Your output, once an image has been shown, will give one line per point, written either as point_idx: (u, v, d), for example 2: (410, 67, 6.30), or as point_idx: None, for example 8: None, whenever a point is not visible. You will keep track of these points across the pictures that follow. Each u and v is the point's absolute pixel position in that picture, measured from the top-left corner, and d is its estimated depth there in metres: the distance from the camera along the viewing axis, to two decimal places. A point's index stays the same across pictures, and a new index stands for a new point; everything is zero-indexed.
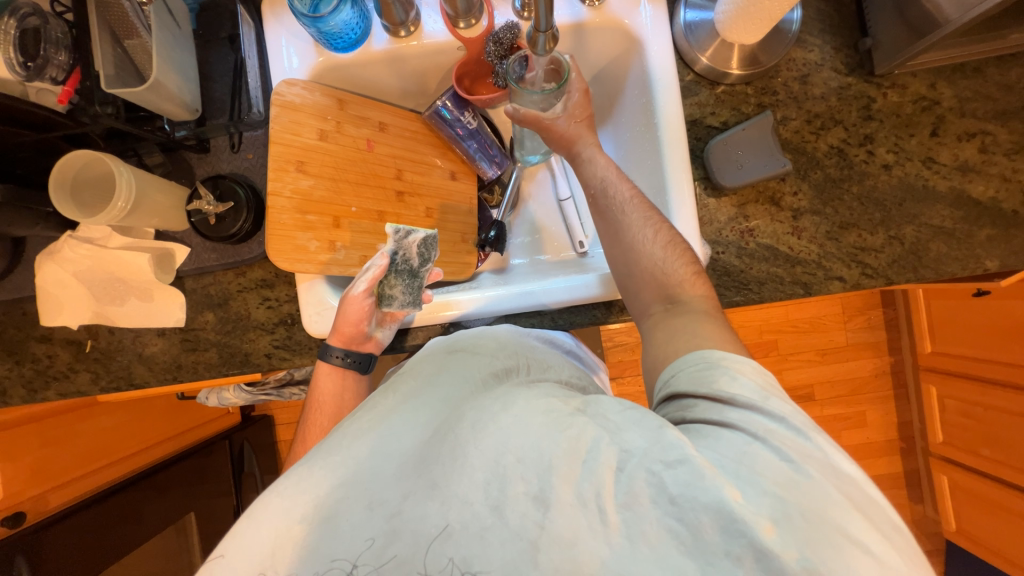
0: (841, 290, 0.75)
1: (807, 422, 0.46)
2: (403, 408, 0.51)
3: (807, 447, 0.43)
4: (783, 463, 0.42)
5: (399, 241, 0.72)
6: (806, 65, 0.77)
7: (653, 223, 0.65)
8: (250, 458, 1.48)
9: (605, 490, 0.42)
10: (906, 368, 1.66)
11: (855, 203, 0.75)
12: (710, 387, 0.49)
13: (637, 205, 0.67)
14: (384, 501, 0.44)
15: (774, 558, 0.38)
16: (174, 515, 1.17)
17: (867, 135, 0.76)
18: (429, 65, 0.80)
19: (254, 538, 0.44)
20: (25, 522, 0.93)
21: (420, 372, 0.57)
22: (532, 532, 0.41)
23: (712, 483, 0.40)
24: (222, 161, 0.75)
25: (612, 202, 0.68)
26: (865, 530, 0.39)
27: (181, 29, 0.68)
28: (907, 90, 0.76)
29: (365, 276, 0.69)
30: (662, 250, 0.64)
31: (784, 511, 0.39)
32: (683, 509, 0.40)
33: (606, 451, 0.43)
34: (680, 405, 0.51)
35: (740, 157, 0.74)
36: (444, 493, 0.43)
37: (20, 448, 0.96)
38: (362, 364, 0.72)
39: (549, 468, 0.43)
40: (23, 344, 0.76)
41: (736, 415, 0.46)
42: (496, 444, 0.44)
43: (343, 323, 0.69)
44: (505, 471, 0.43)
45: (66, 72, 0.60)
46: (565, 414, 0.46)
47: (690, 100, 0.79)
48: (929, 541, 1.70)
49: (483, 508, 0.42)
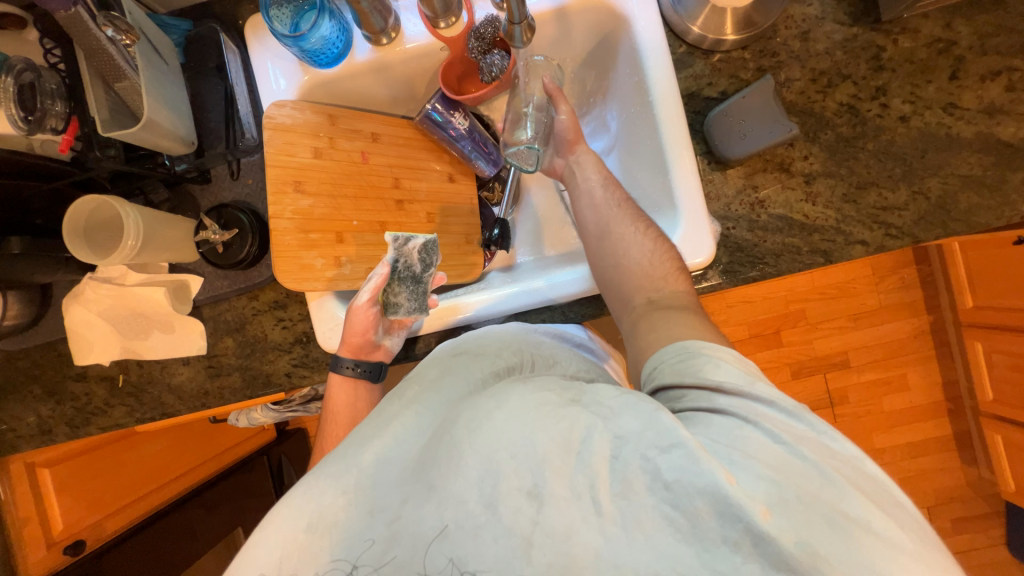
0: (865, 254, 0.71)
1: (795, 404, 0.45)
2: (405, 413, 0.52)
3: (797, 429, 0.43)
4: (774, 444, 0.42)
5: (399, 248, 0.71)
6: (807, 20, 0.73)
7: (642, 220, 0.67)
8: (289, 471, 1.52)
9: (599, 481, 0.41)
10: (947, 326, 1.58)
11: (873, 160, 0.71)
12: (695, 376, 0.48)
13: (621, 202, 0.70)
14: (385, 507, 0.45)
15: (771, 541, 0.37)
16: (221, 532, 1.22)
17: (879, 87, 0.71)
18: (415, 70, 0.80)
19: (264, 549, 0.45)
20: (87, 548, 1.00)
21: (425, 376, 0.57)
22: (526, 528, 0.41)
23: (707, 467, 0.39)
24: (224, 190, 0.77)
25: (601, 201, 0.70)
26: (865, 506, 0.39)
27: (169, 65, 0.68)
28: (920, 34, 0.71)
29: (367, 286, 0.69)
30: (648, 244, 0.65)
31: (779, 496, 0.39)
32: (678, 495, 0.39)
33: (600, 441, 0.43)
34: (668, 397, 0.49)
35: (744, 126, 0.70)
36: (441, 495, 0.44)
37: (71, 480, 1.03)
38: (373, 373, 0.73)
39: (542, 462, 0.43)
40: (61, 384, 0.80)
41: (725, 402, 0.45)
42: (490, 441, 0.44)
43: (351, 333, 0.70)
44: (498, 466, 0.43)
45: (65, 121, 0.62)
46: (558, 406, 0.45)
47: (685, 73, 0.76)
48: (987, 504, 1.61)
49: (478, 507, 0.42)
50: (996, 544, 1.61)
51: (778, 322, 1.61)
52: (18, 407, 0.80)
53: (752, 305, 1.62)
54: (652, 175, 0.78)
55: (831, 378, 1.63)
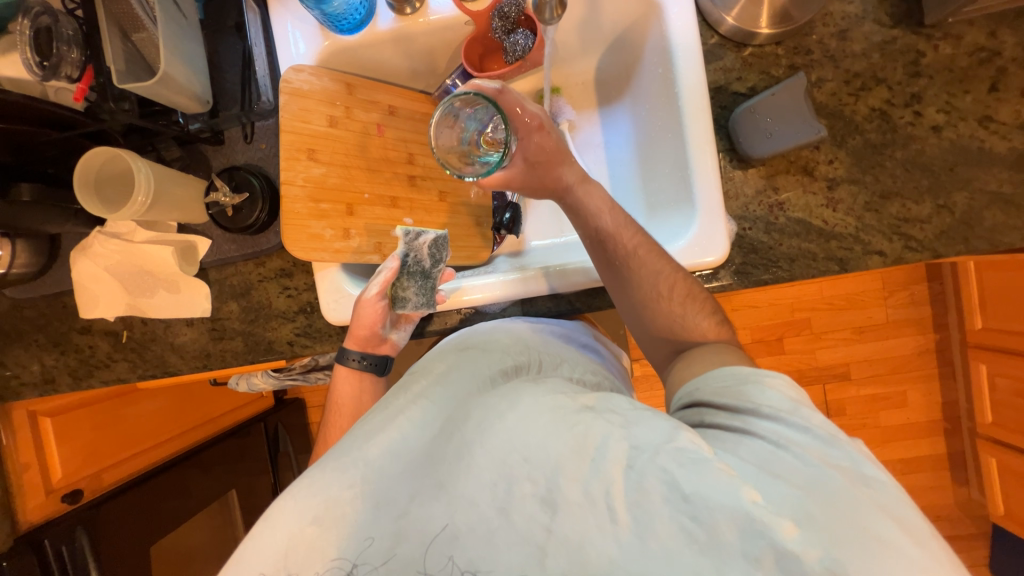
0: (882, 265, 0.69)
1: (834, 431, 0.44)
2: (411, 408, 0.52)
3: (834, 456, 0.42)
4: (806, 467, 0.41)
5: (411, 242, 0.72)
6: (846, 18, 0.71)
7: (666, 274, 0.64)
8: (285, 438, 1.54)
9: (614, 488, 0.42)
10: (953, 345, 1.57)
11: (899, 170, 0.69)
12: (734, 398, 0.48)
13: (643, 256, 0.64)
14: (393, 501, 0.46)
15: (794, 559, 0.37)
16: (217, 492, 1.24)
17: (915, 94, 0.69)
18: (437, 43, 0.78)
19: (268, 539, 0.45)
20: (84, 498, 1.02)
21: (429, 370, 0.58)
22: (540, 535, 0.43)
23: (729, 485, 0.40)
24: (236, 152, 0.76)
25: (616, 254, 0.65)
26: (897, 531, 0.38)
27: (187, 20, 0.67)
28: (962, 41, 0.68)
29: (377, 278, 0.70)
30: (676, 300, 0.63)
31: (806, 513, 0.39)
32: (697, 507, 0.40)
33: (615, 449, 0.44)
34: (697, 412, 0.51)
35: (770, 125, 0.67)
36: (450, 494, 0.46)
37: (74, 430, 1.05)
38: (379, 365, 0.75)
39: (556, 469, 0.44)
40: (66, 335, 0.80)
41: (761, 425, 0.45)
42: (505, 443, 0.46)
43: (358, 326, 0.71)
44: (511, 472, 0.45)
45: (80, 69, 0.60)
46: (573, 412, 0.47)
47: (714, 66, 0.74)
48: (972, 524, 1.62)
49: (490, 510, 0.44)
50: (978, 564, 1.62)
51: (782, 329, 1.60)
52: (22, 354, 0.81)
53: (757, 310, 1.61)
54: (671, 169, 0.77)
55: (830, 388, 1.62)
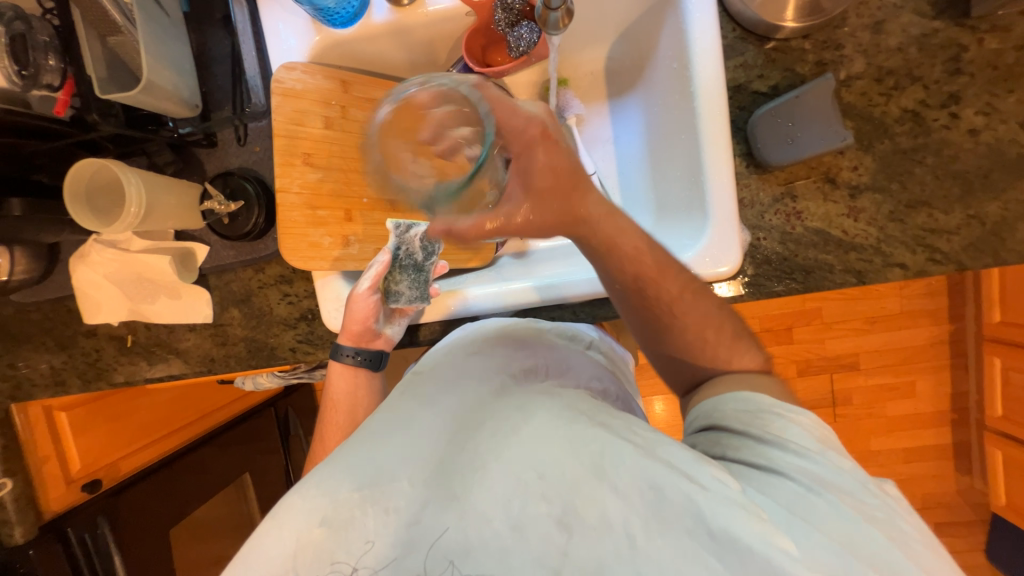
0: (902, 278, 0.66)
1: (866, 475, 0.44)
2: (422, 414, 0.52)
3: (867, 501, 0.42)
4: (839, 510, 0.41)
5: (401, 235, 0.71)
6: (883, 8, 0.65)
7: (717, 322, 0.58)
8: (295, 421, 1.57)
9: (633, 513, 0.42)
10: (967, 337, 1.53)
11: (929, 177, 0.65)
12: (761, 428, 0.47)
13: (688, 302, 0.57)
14: (399, 509, 0.44)
15: None
16: (231, 477, 1.29)
17: (953, 93, 0.63)
18: (437, 35, 0.73)
19: (276, 539, 0.45)
20: (104, 486, 1.05)
21: (440, 376, 0.57)
22: (555, 558, 0.41)
23: (756, 522, 0.39)
24: (230, 155, 0.73)
25: (658, 299, 0.57)
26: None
27: (170, 19, 0.64)
28: (1010, 34, 0.62)
29: (369, 273, 0.69)
30: (731, 350, 0.57)
31: (836, 555, 0.38)
32: (722, 540, 0.39)
33: (631, 471, 0.43)
34: (718, 437, 0.50)
35: (793, 129, 0.63)
36: (462, 506, 0.44)
37: (88, 425, 1.07)
38: (373, 361, 0.74)
39: (572, 490, 0.43)
40: (72, 338, 0.81)
41: (790, 459, 0.45)
42: (520, 461, 0.45)
43: (350, 321, 0.70)
44: (526, 490, 0.43)
45: (60, 77, 0.57)
46: (586, 428, 0.46)
47: (735, 62, 0.69)
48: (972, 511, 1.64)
49: (504, 528, 0.43)
50: (974, 549, 1.64)
51: (791, 319, 1.57)
52: (30, 356, 0.82)
53: (768, 300, 1.58)
54: (683, 173, 0.72)
55: (837, 379, 1.60)
